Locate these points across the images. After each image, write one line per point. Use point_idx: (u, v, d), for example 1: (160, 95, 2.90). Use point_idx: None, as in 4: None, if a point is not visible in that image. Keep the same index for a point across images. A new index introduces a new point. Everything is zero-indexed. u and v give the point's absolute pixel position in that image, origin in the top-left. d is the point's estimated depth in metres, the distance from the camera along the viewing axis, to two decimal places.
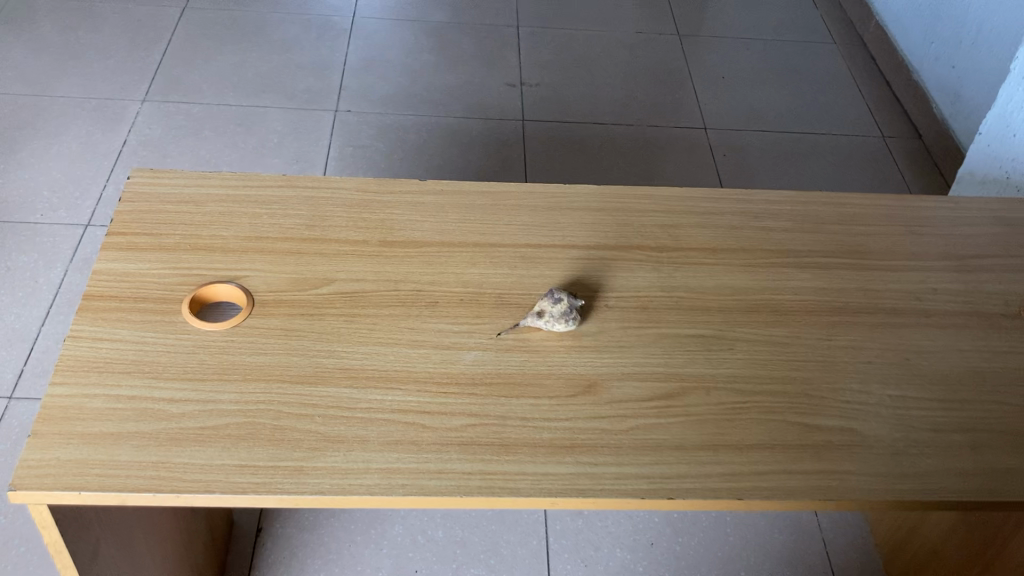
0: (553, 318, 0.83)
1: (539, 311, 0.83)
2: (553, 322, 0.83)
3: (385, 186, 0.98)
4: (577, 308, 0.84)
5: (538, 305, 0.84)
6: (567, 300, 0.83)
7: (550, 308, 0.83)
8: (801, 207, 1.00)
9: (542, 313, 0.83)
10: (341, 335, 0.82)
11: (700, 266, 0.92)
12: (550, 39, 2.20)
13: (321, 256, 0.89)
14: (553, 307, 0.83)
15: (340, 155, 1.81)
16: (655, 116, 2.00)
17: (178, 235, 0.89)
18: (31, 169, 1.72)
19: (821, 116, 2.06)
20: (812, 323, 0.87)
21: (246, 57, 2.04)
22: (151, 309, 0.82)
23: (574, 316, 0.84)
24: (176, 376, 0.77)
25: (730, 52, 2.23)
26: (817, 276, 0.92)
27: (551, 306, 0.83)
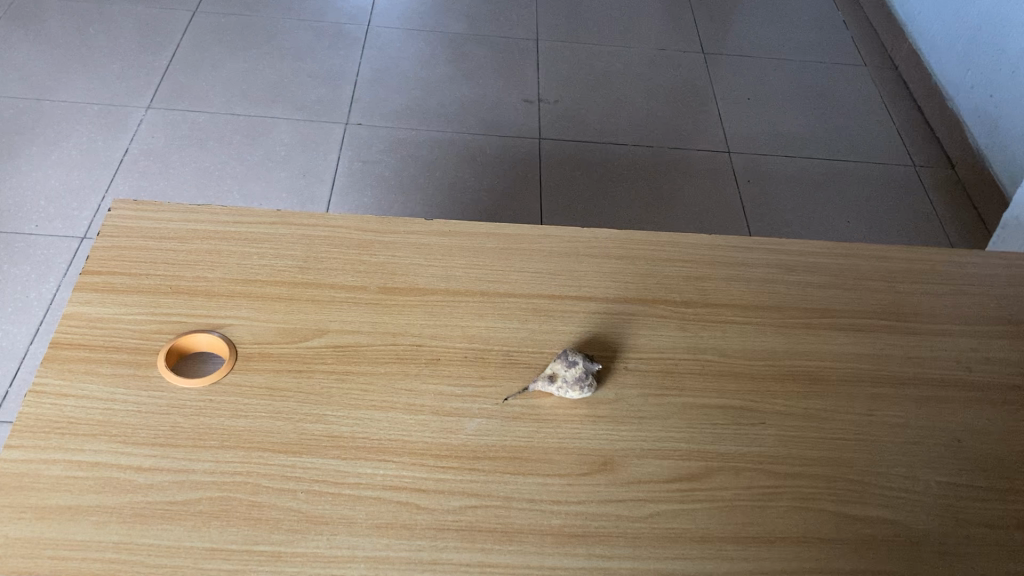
0: (566, 384, 0.75)
1: (551, 374, 0.75)
2: (566, 389, 0.75)
3: (387, 224, 0.90)
4: (594, 372, 0.76)
5: (551, 367, 0.76)
6: (583, 365, 0.75)
7: (563, 373, 0.75)
8: (839, 260, 0.92)
9: (554, 377, 0.75)
10: (331, 397, 0.74)
11: (729, 326, 0.83)
12: (569, 54, 2.12)
13: (314, 304, 0.81)
14: (566, 371, 0.75)
15: (348, 170, 1.74)
16: (677, 138, 1.91)
17: (158, 276, 0.82)
18: (27, 176, 1.64)
19: (851, 143, 1.97)
20: (851, 395, 0.79)
21: (256, 64, 1.97)
22: (124, 361, 0.75)
23: (590, 381, 0.75)
24: (146, 440, 0.70)
25: (757, 73, 2.15)
26: (857, 341, 0.84)
27: (565, 370, 0.75)
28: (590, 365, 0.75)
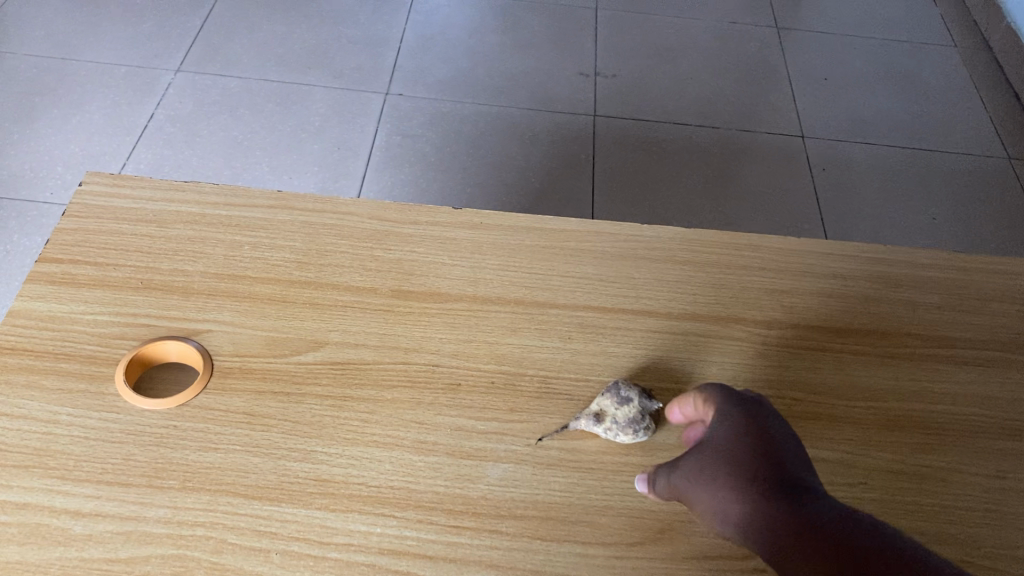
0: (612, 426, 0.59)
1: (593, 412, 0.61)
2: (612, 432, 0.60)
3: (407, 213, 0.75)
4: (653, 413, 0.61)
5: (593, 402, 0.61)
6: (636, 402, 0.60)
7: (609, 412, 0.60)
8: (955, 274, 0.75)
9: (597, 416, 0.60)
10: (324, 428, 0.60)
11: (821, 354, 0.68)
12: (631, 25, 1.95)
13: (312, 307, 0.67)
14: (617, 409, 0.60)
15: (386, 145, 1.59)
16: (746, 119, 1.74)
17: (130, 268, 0.68)
18: (45, 140, 1.53)
19: (940, 129, 1.78)
20: (976, 451, 0.63)
21: (294, 28, 1.82)
22: (74, 372, 0.61)
23: (646, 425, 0.60)
24: (91, 476, 0.56)
25: (835, 51, 1.95)
26: (982, 378, 0.67)
27: (612, 406, 0.60)
28: (647, 402, 0.60)
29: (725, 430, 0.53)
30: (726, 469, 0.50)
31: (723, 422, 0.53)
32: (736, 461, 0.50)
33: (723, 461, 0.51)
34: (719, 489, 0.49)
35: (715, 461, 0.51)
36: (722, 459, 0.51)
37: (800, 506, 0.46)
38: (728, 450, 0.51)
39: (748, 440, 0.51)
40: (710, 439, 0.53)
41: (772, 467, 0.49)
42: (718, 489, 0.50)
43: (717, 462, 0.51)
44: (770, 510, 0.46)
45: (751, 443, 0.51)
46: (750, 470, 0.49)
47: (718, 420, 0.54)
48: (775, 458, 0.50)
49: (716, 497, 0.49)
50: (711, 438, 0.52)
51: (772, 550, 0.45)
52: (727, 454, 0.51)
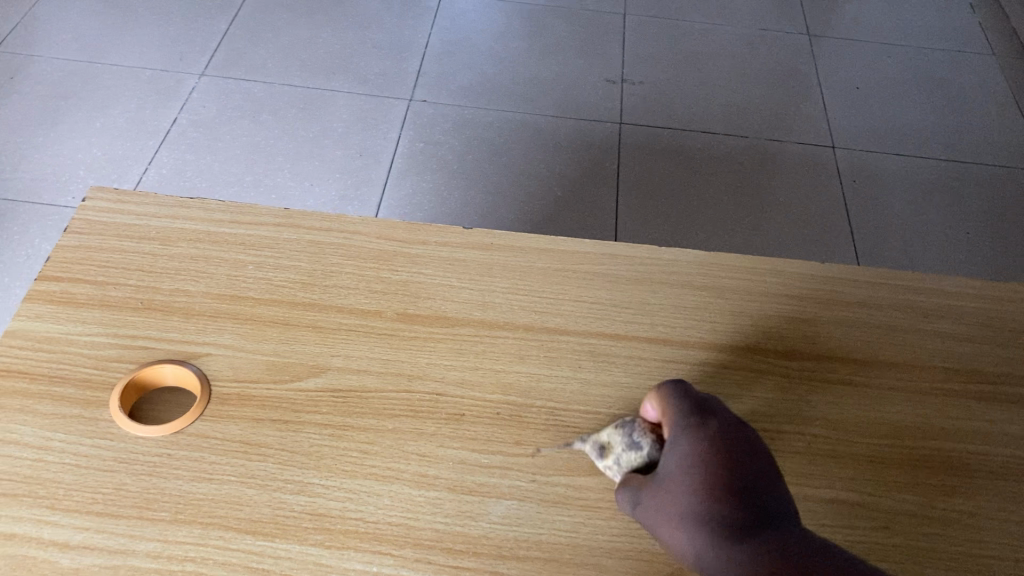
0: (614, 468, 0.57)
1: (612, 443, 0.58)
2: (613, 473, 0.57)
3: (416, 232, 0.73)
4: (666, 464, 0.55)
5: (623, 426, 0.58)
6: (639, 455, 0.55)
7: (617, 450, 0.57)
8: (989, 303, 0.72)
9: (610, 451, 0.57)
10: (322, 460, 0.58)
11: (844, 388, 0.65)
12: (659, 31, 1.92)
13: (314, 331, 0.65)
14: (622, 450, 0.57)
15: (408, 152, 1.57)
16: (775, 128, 1.70)
17: (129, 287, 0.66)
18: (68, 143, 1.52)
19: (977, 140, 1.72)
20: (1007, 495, 0.60)
21: (319, 32, 1.81)
22: (68, 397, 0.59)
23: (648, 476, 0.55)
24: (81, 507, 0.54)
25: (869, 59, 1.91)
26: (1015, 417, 0.64)
27: (621, 447, 0.56)
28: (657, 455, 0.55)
29: (684, 452, 0.52)
30: (686, 502, 0.49)
31: (682, 441, 0.52)
32: (694, 493, 0.49)
33: (682, 493, 0.50)
34: (680, 524, 0.49)
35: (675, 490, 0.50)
36: (681, 490, 0.50)
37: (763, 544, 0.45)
38: (685, 478, 0.50)
39: (706, 468, 0.50)
40: (670, 464, 0.52)
41: (731, 500, 0.48)
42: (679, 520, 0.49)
43: (677, 494, 0.50)
44: (730, 557, 0.46)
45: (709, 472, 0.50)
46: (709, 504, 0.48)
47: (678, 440, 0.53)
48: (734, 488, 0.49)
49: (678, 534, 0.49)
50: (671, 464, 0.51)
51: None
52: (685, 484, 0.50)
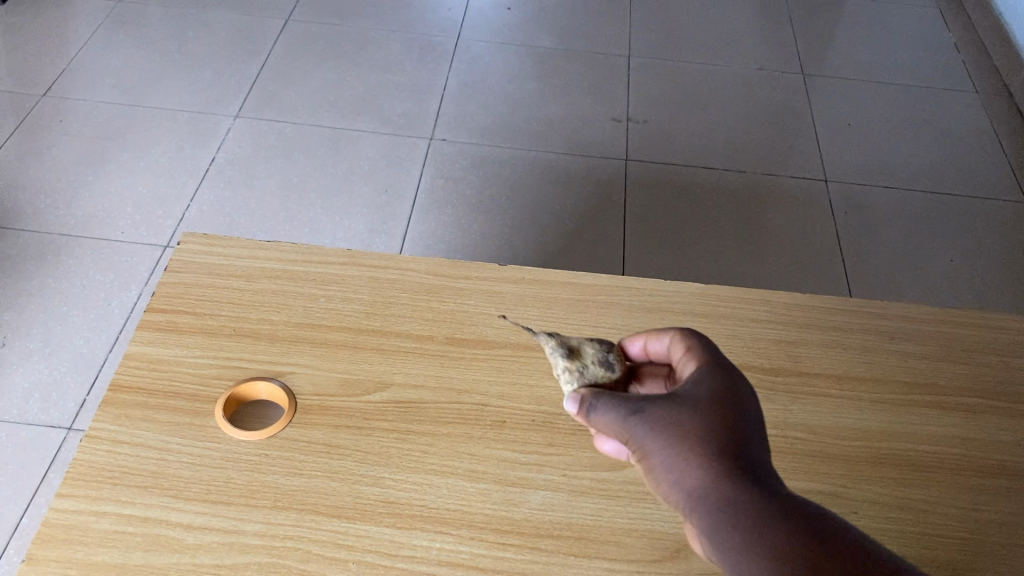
0: (576, 374, 0.64)
1: (586, 353, 0.65)
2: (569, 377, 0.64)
3: (458, 268, 0.86)
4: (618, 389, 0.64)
5: (596, 346, 0.66)
6: (608, 375, 0.64)
7: (587, 360, 0.64)
8: (946, 327, 0.85)
9: (581, 357, 0.64)
10: (391, 458, 0.71)
11: (822, 399, 0.77)
12: (661, 73, 2.05)
13: (379, 353, 0.78)
14: (593, 364, 0.64)
15: (431, 188, 1.70)
16: (771, 164, 1.83)
17: (222, 317, 0.79)
18: (115, 182, 1.62)
19: (959, 173, 1.85)
20: (956, 486, 0.72)
21: (344, 74, 1.94)
22: (181, 408, 0.72)
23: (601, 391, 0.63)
24: (199, 496, 0.67)
25: (858, 96, 2.04)
26: (965, 423, 0.77)
27: (597, 361, 0.64)
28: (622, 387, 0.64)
29: (701, 394, 0.54)
30: (701, 433, 0.52)
31: (700, 382, 0.56)
32: (711, 428, 0.52)
33: (699, 428, 0.52)
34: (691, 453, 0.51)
35: (689, 426, 0.52)
36: (697, 421, 0.52)
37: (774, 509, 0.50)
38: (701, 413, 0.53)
39: (723, 418, 0.53)
40: (684, 400, 0.54)
41: (743, 451, 0.52)
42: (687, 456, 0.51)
43: (691, 431, 0.52)
44: (741, 509, 0.50)
45: (728, 420, 0.53)
46: (725, 447, 0.52)
47: (694, 381, 0.55)
48: (743, 439, 0.53)
49: (685, 461, 0.51)
50: (688, 396, 0.54)
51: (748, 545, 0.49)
52: (701, 416, 0.53)
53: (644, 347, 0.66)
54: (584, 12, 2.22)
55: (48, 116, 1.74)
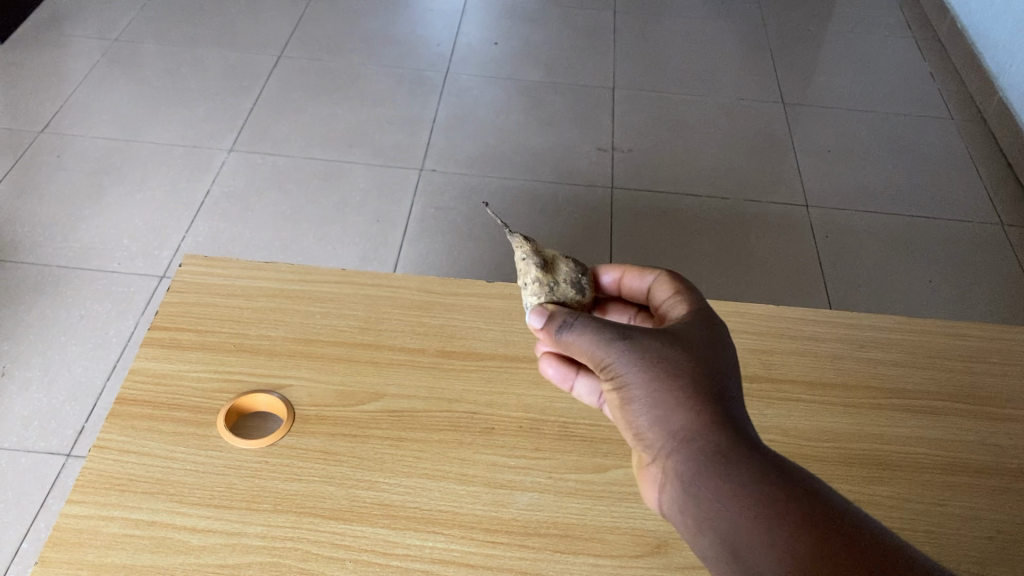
0: (547, 287, 0.71)
1: (559, 270, 0.72)
2: (540, 288, 0.71)
3: (449, 285, 0.91)
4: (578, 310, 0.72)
5: (567, 265, 0.73)
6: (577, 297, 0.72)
7: (559, 277, 0.71)
8: (914, 335, 0.89)
9: (555, 274, 0.71)
10: (385, 463, 0.74)
11: (795, 403, 0.81)
12: (645, 104, 2.11)
13: (373, 366, 0.82)
14: (566, 284, 0.71)
15: (421, 217, 1.73)
16: (753, 190, 1.88)
17: (223, 333, 0.83)
18: (111, 215, 1.65)
19: (937, 195, 1.90)
20: (921, 483, 0.76)
21: (336, 109, 1.98)
22: (185, 419, 0.76)
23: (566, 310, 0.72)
24: (202, 501, 0.70)
25: (837, 123, 2.10)
26: (931, 424, 0.81)
27: (569, 281, 0.71)
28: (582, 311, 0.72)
29: (689, 339, 0.59)
30: (683, 367, 0.56)
31: (688, 328, 0.60)
32: (685, 361, 0.57)
33: (683, 364, 0.56)
34: (664, 379, 0.56)
35: (674, 361, 0.56)
36: (673, 353, 0.57)
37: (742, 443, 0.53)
38: (678, 348, 0.58)
39: (706, 361, 0.57)
40: (672, 338, 0.58)
41: (723, 393, 0.56)
42: (667, 386, 0.56)
43: (676, 365, 0.56)
44: (711, 439, 0.53)
45: (710, 364, 0.57)
46: (703, 385, 0.56)
47: (685, 327, 0.60)
48: (722, 383, 0.57)
49: (657, 386, 0.56)
50: (677, 336, 0.58)
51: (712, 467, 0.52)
52: (684, 353, 0.57)
53: (617, 281, 0.75)
54: (569, 46, 2.28)
55: (46, 152, 1.78)
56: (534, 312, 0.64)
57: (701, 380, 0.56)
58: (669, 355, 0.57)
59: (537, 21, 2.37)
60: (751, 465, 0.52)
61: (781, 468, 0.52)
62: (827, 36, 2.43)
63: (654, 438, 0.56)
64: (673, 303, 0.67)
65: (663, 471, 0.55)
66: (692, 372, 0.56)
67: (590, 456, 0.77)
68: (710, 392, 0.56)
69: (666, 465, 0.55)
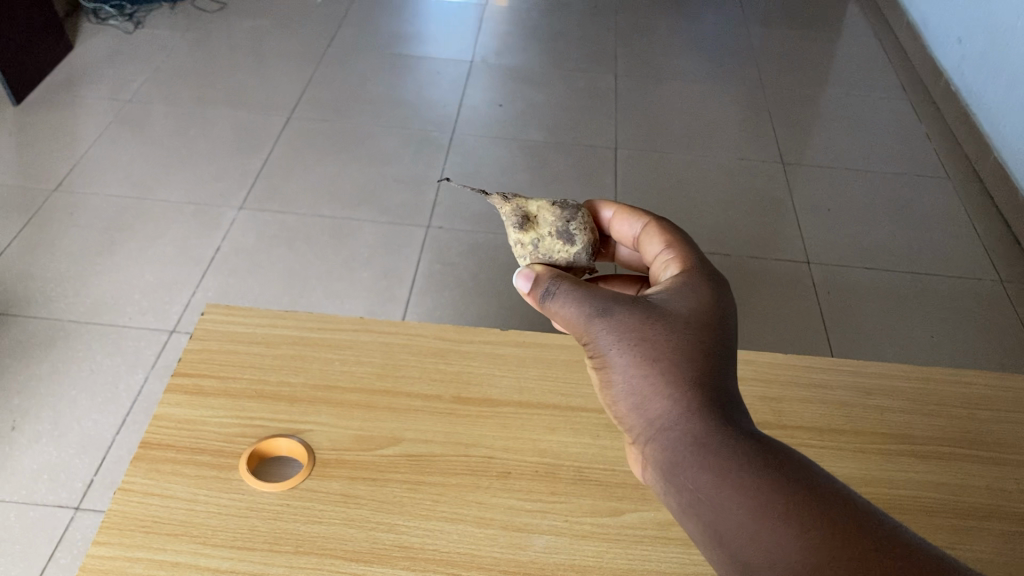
0: (534, 247, 0.81)
1: (543, 224, 0.81)
2: (529, 249, 0.81)
3: (463, 333, 0.93)
4: (572, 254, 0.81)
5: (554, 214, 0.82)
6: (567, 244, 0.80)
7: (545, 232, 0.81)
8: (919, 383, 0.91)
9: (537, 231, 0.81)
10: (404, 506, 0.76)
11: (805, 448, 0.83)
12: (646, 164, 2.15)
13: (391, 411, 0.84)
14: (552, 237, 0.81)
15: (428, 273, 1.75)
16: (755, 247, 1.90)
17: (244, 380, 0.86)
18: (123, 271, 1.67)
19: (937, 254, 1.92)
20: (931, 525, 0.77)
21: (344, 168, 2.02)
22: (208, 462, 0.77)
23: (559, 259, 0.81)
24: (226, 542, 0.71)
25: (836, 183, 2.14)
26: (938, 468, 0.82)
27: (553, 235, 0.80)
28: (577, 257, 0.81)
29: (676, 318, 0.63)
30: (663, 346, 0.61)
31: (678, 302, 0.64)
32: (657, 334, 0.61)
33: (663, 345, 0.61)
34: (631, 352, 0.61)
35: (654, 342, 0.61)
36: (645, 326, 0.62)
37: (714, 417, 0.57)
38: (651, 322, 0.62)
39: (689, 340, 0.61)
40: (657, 318, 0.62)
41: (705, 369, 0.60)
42: (644, 365, 0.61)
43: (655, 345, 0.61)
44: (682, 415, 0.58)
45: (694, 342, 0.61)
46: (681, 361, 0.60)
47: (674, 304, 0.64)
48: (707, 360, 0.60)
49: (625, 358, 0.61)
50: (660, 314, 0.63)
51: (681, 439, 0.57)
52: (666, 331, 0.61)
53: (622, 228, 0.82)
54: (572, 109, 2.33)
55: (60, 210, 1.81)
56: (521, 272, 0.70)
57: (680, 358, 0.60)
58: (649, 334, 0.61)
59: (541, 84, 2.43)
60: (717, 440, 0.56)
61: (750, 441, 0.55)
62: (824, 99, 2.48)
63: (628, 412, 0.62)
64: (666, 253, 0.73)
65: (634, 437, 0.61)
66: (671, 350, 0.60)
67: (606, 500, 0.78)
68: (689, 368, 0.60)
69: (635, 432, 0.61)
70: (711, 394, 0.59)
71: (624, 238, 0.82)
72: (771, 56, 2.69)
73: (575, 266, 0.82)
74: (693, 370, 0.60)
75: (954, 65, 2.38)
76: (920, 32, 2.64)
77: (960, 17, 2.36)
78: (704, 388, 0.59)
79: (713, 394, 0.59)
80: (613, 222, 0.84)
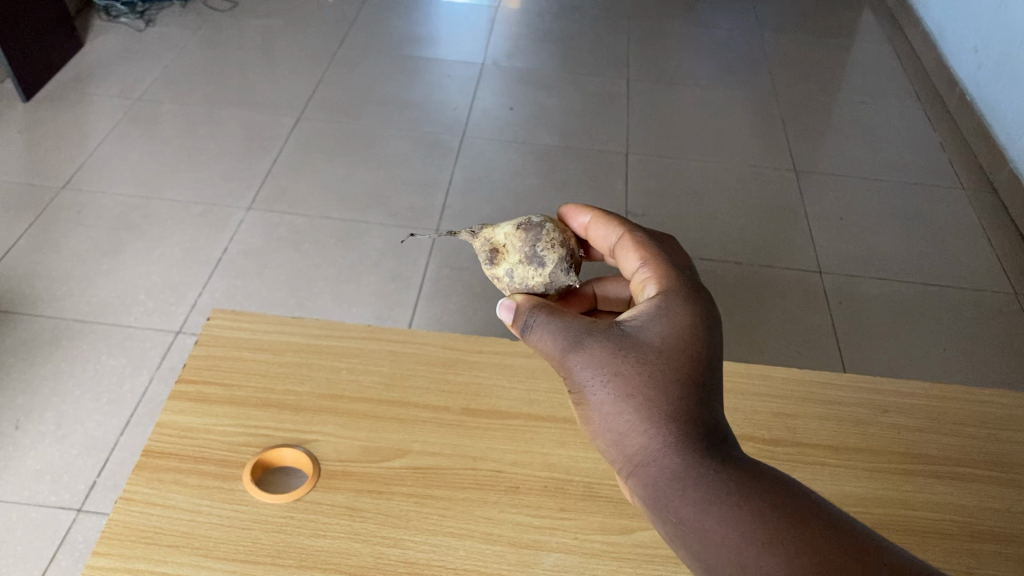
0: (510, 277, 0.83)
1: (512, 253, 0.82)
2: (507, 279, 0.84)
3: (473, 343, 0.92)
4: (547, 276, 0.81)
5: (520, 240, 0.82)
6: (538, 270, 0.81)
7: (516, 265, 0.82)
8: (937, 401, 0.89)
9: (508, 260, 0.82)
10: (410, 520, 0.74)
11: (821, 467, 0.82)
12: (656, 170, 2.13)
13: (398, 423, 0.82)
14: (523, 268, 0.81)
15: (437, 278, 1.73)
16: (766, 255, 1.88)
17: (250, 388, 0.84)
18: (131, 271, 1.65)
19: (950, 267, 1.89)
20: (949, 549, 0.75)
21: (353, 170, 2.00)
22: (211, 472, 0.76)
23: (537, 285, 0.82)
24: (229, 555, 0.70)
25: (849, 193, 2.11)
26: (956, 489, 0.80)
27: (522, 265, 0.81)
28: (552, 277, 0.80)
29: (648, 345, 0.61)
30: (637, 380, 0.60)
31: (652, 326, 0.62)
32: (630, 368, 0.60)
33: (636, 379, 0.60)
34: (607, 389, 0.60)
35: (629, 375, 0.60)
36: (618, 360, 0.61)
37: (694, 452, 0.57)
38: (625, 354, 0.61)
39: (664, 368, 0.60)
40: (630, 348, 0.61)
41: (682, 397, 0.59)
42: (620, 402, 0.60)
43: (629, 379, 0.60)
44: (661, 452, 0.58)
45: (671, 371, 0.60)
46: (657, 394, 0.59)
47: (647, 330, 0.62)
48: (683, 387, 0.59)
49: (600, 395, 0.61)
50: (634, 343, 0.61)
51: (665, 477, 0.57)
52: (639, 363, 0.60)
53: (596, 236, 0.79)
54: (583, 114, 2.32)
55: (68, 208, 1.80)
56: (504, 303, 0.70)
57: (656, 390, 0.59)
58: (624, 367, 0.60)
59: (551, 88, 2.41)
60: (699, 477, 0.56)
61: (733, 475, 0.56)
62: (837, 107, 2.46)
63: (610, 446, 0.61)
64: (642, 268, 0.69)
65: (618, 469, 0.61)
66: (646, 382, 0.59)
67: (615, 517, 0.76)
68: (665, 401, 0.59)
69: (617, 465, 0.61)
70: (689, 426, 0.58)
71: (600, 243, 0.79)
72: (784, 63, 2.66)
73: (560, 286, 0.82)
74: (671, 401, 0.59)
75: (971, 74, 2.36)
76: (936, 42, 2.61)
77: (977, 27, 2.34)
78: (683, 420, 0.58)
79: (692, 424, 0.58)
80: (589, 227, 0.81)
